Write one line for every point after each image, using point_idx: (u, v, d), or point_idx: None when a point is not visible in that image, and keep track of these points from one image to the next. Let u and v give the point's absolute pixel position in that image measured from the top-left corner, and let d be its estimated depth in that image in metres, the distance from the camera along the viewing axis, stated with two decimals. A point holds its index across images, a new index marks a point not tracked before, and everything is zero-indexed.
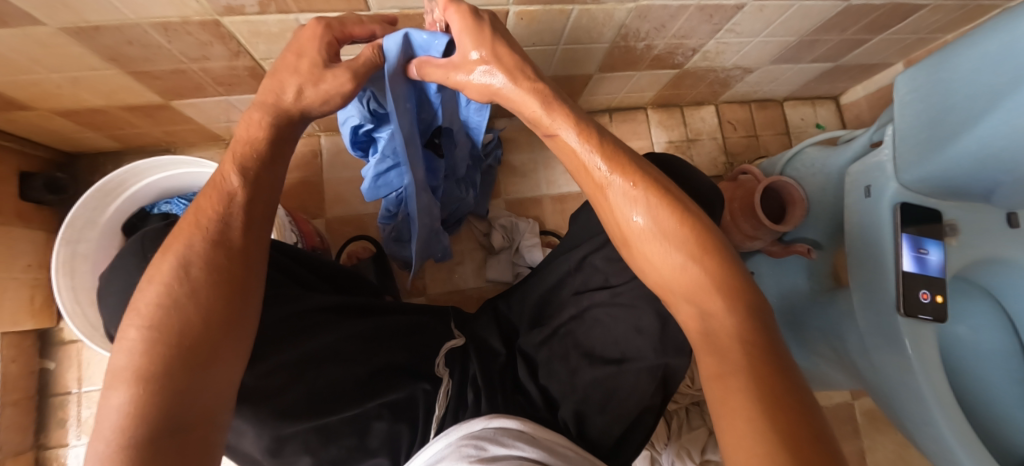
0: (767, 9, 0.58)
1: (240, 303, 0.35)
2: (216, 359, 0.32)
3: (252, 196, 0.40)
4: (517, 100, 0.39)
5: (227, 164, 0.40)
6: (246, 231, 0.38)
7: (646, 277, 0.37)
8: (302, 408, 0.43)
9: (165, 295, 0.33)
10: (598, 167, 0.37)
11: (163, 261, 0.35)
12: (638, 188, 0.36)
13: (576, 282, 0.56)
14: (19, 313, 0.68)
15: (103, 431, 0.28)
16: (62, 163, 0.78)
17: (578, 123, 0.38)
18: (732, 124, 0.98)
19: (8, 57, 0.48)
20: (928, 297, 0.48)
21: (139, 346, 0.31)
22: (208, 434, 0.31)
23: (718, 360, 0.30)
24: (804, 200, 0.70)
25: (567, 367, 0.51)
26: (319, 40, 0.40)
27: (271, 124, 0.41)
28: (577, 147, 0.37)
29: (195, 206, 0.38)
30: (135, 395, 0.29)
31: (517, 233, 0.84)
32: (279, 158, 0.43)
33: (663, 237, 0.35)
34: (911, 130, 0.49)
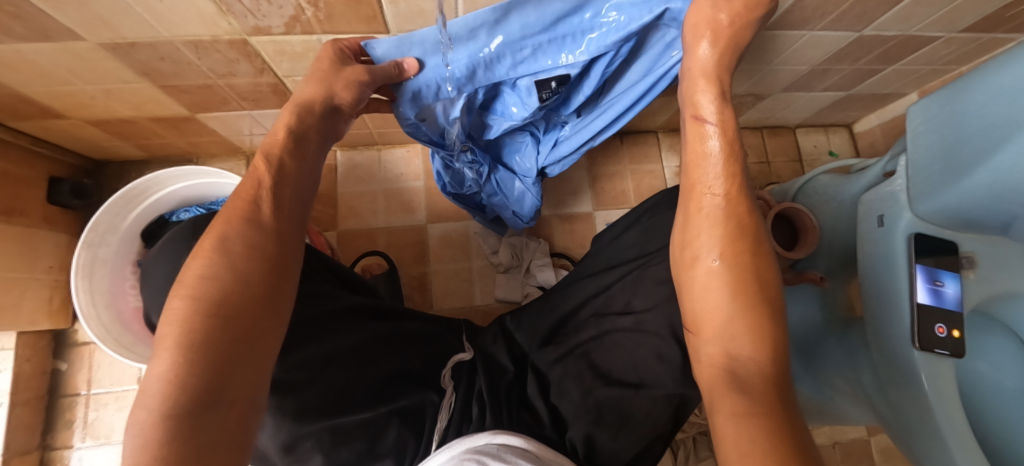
0: (778, 39, 0.59)
1: (276, 281, 0.35)
2: (260, 330, 0.33)
3: (280, 181, 0.40)
4: (693, 84, 0.44)
5: (257, 153, 0.41)
6: (279, 211, 0.39)
7: (687, 315, 0.38)
8: (319, 407, 0.43)
9: (208, 267, 0.33)
10: (713, 180, 0.39)
11: (207, 237, 0.35)
12: (743, 216, 0.38)
13: (597, 303, 0.59)
14: (37, 314, 0.70)
15: (145, 398, 0.27)
16: (89, 169, 0.81)
17: (726, 126, 0.41)
18: (743, 149, 0.98)
19: (47, 69, 0.50)
20: (944, 332, 0.47)
21: (182, 316, 0.30)
22: (248, 410, 0.30)
23: (743, 401, 0.29)
24: (816, 228, 0.70)
25: (581, 387, 0.51)
26: (331, 49, 0.45)
27: (297, 113, 0.44)
28: (715, 142, 0.40)
29: (233, 194, 0.39)
30: (176, 364, 0.28)
31: (527, 252, 0.85)
32: (305, 146, 0.44)
33: (735, 287, 0.35)
34: (926, 160, 0.49)
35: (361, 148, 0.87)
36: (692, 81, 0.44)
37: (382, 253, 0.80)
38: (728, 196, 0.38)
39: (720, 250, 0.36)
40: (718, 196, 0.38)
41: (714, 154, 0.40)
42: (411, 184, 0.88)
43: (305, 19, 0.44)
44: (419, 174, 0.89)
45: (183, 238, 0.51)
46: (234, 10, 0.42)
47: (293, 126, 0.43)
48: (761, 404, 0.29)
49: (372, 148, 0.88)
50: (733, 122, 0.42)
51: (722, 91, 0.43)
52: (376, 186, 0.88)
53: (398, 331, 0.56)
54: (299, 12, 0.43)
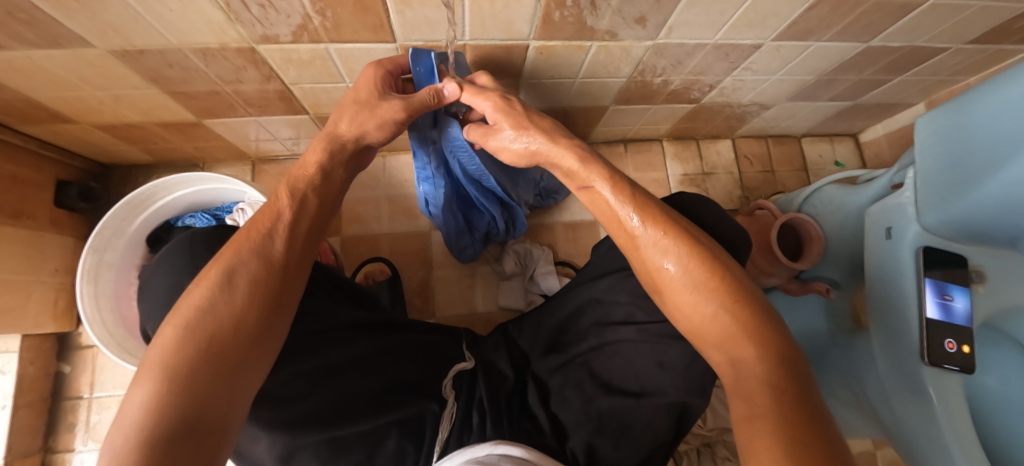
0: (784, 49, 0.59)
1: (271, 315, 0.36)
2: (247, 363, 0.33)
3: (298, 215, 0.43)
4: (554, 155, 0.46)
5: (282, 188, 0.44)
6: (290, 245, 0.40)
7: (677, 322, 0.38)
8: (319, 419, 0.43)
9: (207, 297, 0.34)
10: (632, 220, 0.39)
11: (212, 266, 0.36)
12: (669, 237, 0.37)
13: (597, 312, 0.54)
14: (43, 316, 0.70)
15: (122, 425, 0.28)
16: (96, 173, 0.82)
17: (611, 176, 0.42)
18: (748, 158, 0.98)
19: (58, 75, 0.51)
20: (954, 347, 0.46)
21: (173, 345, 0.31)
22: (222, 441, 0.30)
23: (746, 403, 0.30)
24: (822, 239, 0.69)
25: (582, 396, 0.51)
26: (376, 75, 0.48)
27: (326, 149, 0.48)
28: (611, 199, 0.41)
29: (249, 222, 0.41)
30: (158, 393, 0.29)
31: (531, 261, 0.84)
32: (328, 181, 0.48)
33: (694, 287, 0.36)
34: (933, 173, 0.48)
35: None
36: (560, 155, 0.45)
37: (384, 260, 0.80)
38: (654, 224, 0.38)
39: (672, 254, 0.37)
40: (643, 227, 0.38)
41: (618, 203, 0.40)
42: (414, 190, 0.89)
43: (312, 28, 0.45)
44: None
45: (185, 248, 0.50)
46: (243, 19, 0.42)
47: (321, 162, 0.47)
48: (766, 402, 0.29)
49: (376, 154, 0.89)
50: (610, 167, 0.43)
51: (586, 153, 0.45)
52: (379, 192, 0.88)
53: (400, 342, 0.56)
54: (307, 21, 0.43)
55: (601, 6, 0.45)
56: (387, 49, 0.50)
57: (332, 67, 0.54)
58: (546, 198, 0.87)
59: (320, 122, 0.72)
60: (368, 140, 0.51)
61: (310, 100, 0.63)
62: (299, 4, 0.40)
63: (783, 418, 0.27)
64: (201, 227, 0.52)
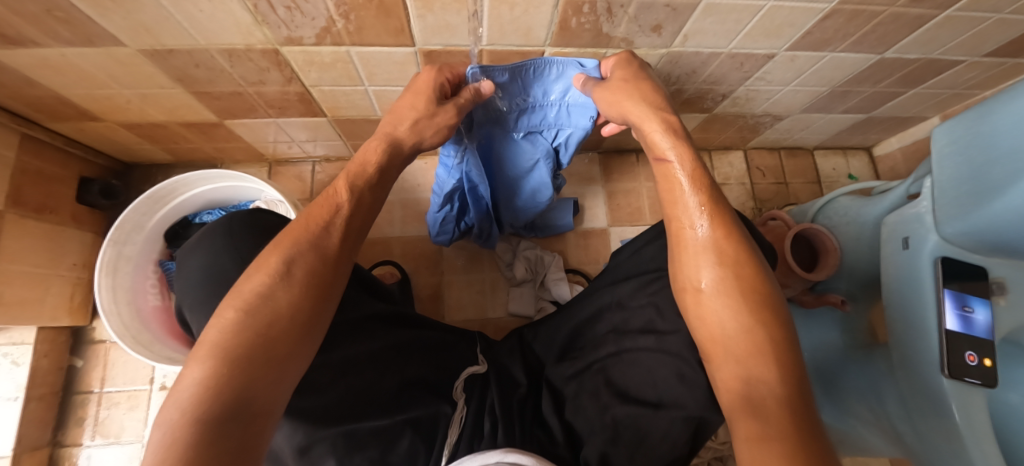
0: (799, 59, 0.60)
1: (320, 298, 0.36)
2: (295, 352, 0.34)
3: (354, 212, 0.43)
4: (642, 122, 0.46)
5: (340, 181, 0.44)
6: (344, 242, 0.40)
7: (696, 331, 0.39)
8: (333, 414, 0.42)
9: (267, 284, 0.35)
10: (696, 209, 0.41)
11: (272, 254, 0.37)
12: (728, 242, 0.39)
13: (616, 319, 0.54)
14: (59, 309, 0.71)
15: (179, 399, 0.29)
16: (118, 171, 0.83)
17: (691, 162, 0.43)
18: (761, 170, 0.98)
19: (88, 73, 0.52)
20: (975, 360, 0.46)
21: (231, 327, 0.32)
22: (267, 424, 0.31)
23: (759, 423, 0.30)
24: (837, 249, 0.68)
25: (598, 405, 0.50)
26: (431, 82, 0.48)
27: (384, 150, 0.48)
28: (681, 180, 0.42)
29: (306, 212, 0.41)
30: (215, 373, 0.30)
31: (541, 267, 0.85)
32: (382, 183, 0.47)
33: (725, 295, 0.37)
34: (951, 183, 0.48)
35: None
36: (645, 119, 0.46)
37: (394, 263, 0.80)
38: (717, 227, 0.40)
39: (716, 261, 0.38)
40: (705, 230, 0.40)
41: (688, 187, 0.41)
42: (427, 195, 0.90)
43: (336, 30, 0.46)
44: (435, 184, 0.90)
45: (206, 236, 0.52)
46: (269, 21, 0.44)
47: (380, 162, 0.47)
48: (778, 424, 0.30)
49: None
50: (694, 153, 0.43)
51: (679, 132, 0.45)
52: (393, 195, 0.89)
53: (419, 339, 0.56)
54: (331, 23, 0.45)
55: (618, 13, 0.46)
56: (407, 53, 0.51)
57: (353, 70, 0.55)
58: (532, 230, 0.88)
59: (337, 125, 0.73)
60: (423, 146, 0.50)
61: (330, 103, 0.65)
62: (324, 7, 0.42)
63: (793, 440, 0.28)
64: (236, 210, 0.52)
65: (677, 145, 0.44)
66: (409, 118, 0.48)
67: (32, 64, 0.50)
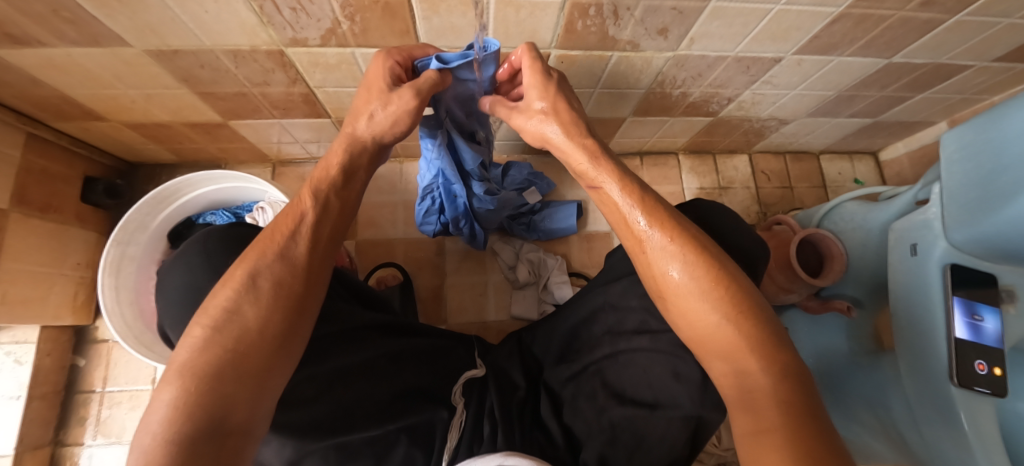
0: (805, 63, 0.59)
1: (291, 309, 0.36)
2: (269, 366, 0.34)
3: (320, 218, 0.42)
4: (566, 151, 0.44)
5: (304, 190, 0.43)
6: (311, 249, 0.40)
7: (680, 330, 0.38)
8: (323, 423, 0.42)
9: (233, 301, 0.35)
10: (639, 222, 0.40)
11: (237, 268, 0.37)
12: (676, 244, 0.38)
13: (610, 320, 0.53)
14: (62, 308, 0.71)
15: (151, 423, 0.29)
16: (123, 171, 0.84)
17: (622, 179, 0.41)
18: (765, 174, 0.97)
19: (94, 73, 0.53)
20: (984, 369, 0.45)
21: (200, 344, 0.33)
22: (245, 441, 0.31)
23: (752, 418, 0.31)
24: (843, 255, 0.68)
25: (595, 407, 0.50)
26: (386, 67, 0.43)
27: (349, 151, 0.45)
28: (618, 200, 0.41)
29: (272, 223, 0.40)
30: (185, 392, 0.30)
31: (544, 269, 0.85)
32: (350, 184, 0.45)
33: (700, 293, 0.36)
34: (961, 190, 0.47)
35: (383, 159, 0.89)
36: (568, 151, 0.44)
37: (396, 265, 0.80)
38: (666, 230, 0.39)
39: (683, 261, 0.37)
40: (655, 234, 0.39)
41: (627, 205, 0.40)
42: None
43: (341, 32, 0.46)
44: None
45: (202, 245, 0.49)
46: (275, 22, 0.44)
47: (343, 164, 0.45)
48: (777, 418, 0.30)
49: (394, 160, 0.90)
50: (621, 169, 0.43)
51: (597, 154, 0.43)
52: (397, 196, 0.89)
53: (414, 346, 0.55)
54: (336, 25, 0.45)
55: (624, 16, 0.46)
56: None
57: (358, 71, 0.55)
58: (531, 231, 0.88)
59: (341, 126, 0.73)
60: (386, 141, 0.47)
61: (334, 105, 0.65)
62: (330, 8, 0.42)
63: (792, 434, 0.28)
64: (209, 228, 0.50)
65: (601, 167, 0.43)
66: (366, 112, 0.44)
67: (39, 64, 0.50)
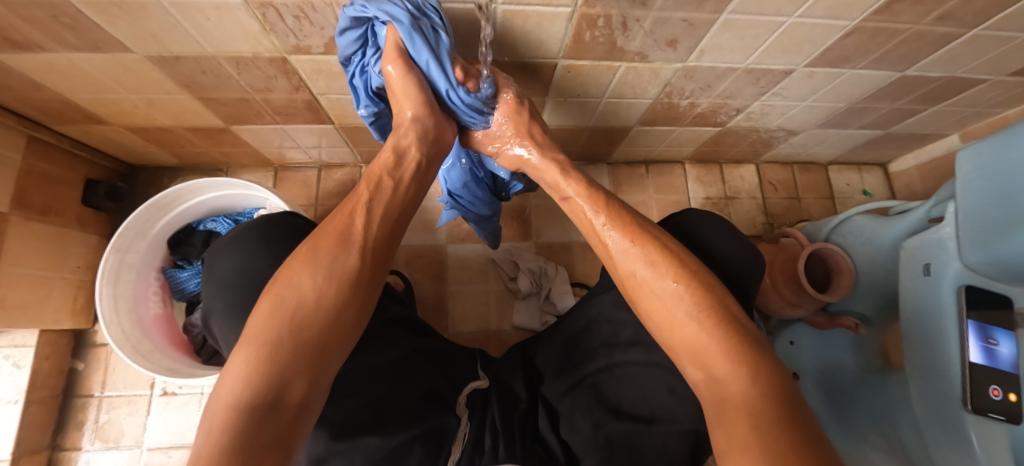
0: (817, 76, 0.58)
1: (353, 284, 0.36)
2: (326, 342, 0.34)
3: (376, 198, 0.42)
4: (540, 169, 0.49)
5: (371, 174, 0.43)
6: (370, 228, 0.40)
7: (658, 336, 0.38)
8: (352, 422, 0.41)
9: (297, 275, 0.35)
10: (604, 229, 0.42)
11: (304, 245, 0.37)
12: (636, 245, 0.40)
13: (605, 332, 0.53)
14: (61, 312, 0.70)
15: (225, 386, 0.30)
16: (125, 173, 0.83)
17: (587, 190, 0.46)
18: (772, 184, 0.96)
19: (96, 78, 0.52)
20: (998, 395, 0.44)
21: (267, 314, 0.33)
22: (301, 419, 0.31)
23: (726, 433, 0.29)
24: (852, 271, 0.66)
25: (590, 420, 0.48)
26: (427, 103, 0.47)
27: (422, 144, 0.47)
28: (584, 208, 0.44)
29: (340, 206, 0.41)
30: (253, 359, 0.31)
31: (546, 280, 0.84)
32: (423, 178, 0.48)
33: (663, 295, 0.37)
34: (977, 211, 0.45)
35: None
36: (541, 167, 0.49)
37: (397, 272, 0.80)
38: (626, 234, 0.41)
39: (646, 263, 0.39)
40: (616, 239, 0.41)
41: (592, 212, 0.44)
42: (433, 203, 0.89)
43: None
44: (442, 193, 0.90)
45: (257, 232, 0.48)
46: (278, 30, 0.43)
47: (400, 146, 0.45)
48: None
49: None
50: (591, 182, 0.47)
51: (566, 168, 0.49)
52: None
53: (433, 349, 0.56)
54: None
55: (633, 27, 0.45)
56: None
57: None
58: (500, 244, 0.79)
59: (344, 132, 0.72)
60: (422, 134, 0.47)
61: (337, 112, 0.64)
62: (334, 17, 0.41)
63: None
64: (271, 213, 0.50)
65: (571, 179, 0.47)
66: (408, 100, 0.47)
67: (40, 69, 0.49)
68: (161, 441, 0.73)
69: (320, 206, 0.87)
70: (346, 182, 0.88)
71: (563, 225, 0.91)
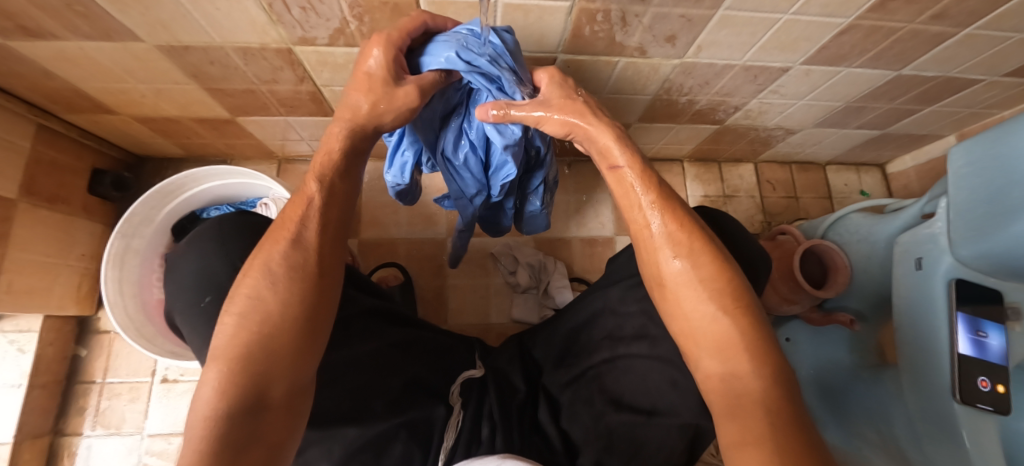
0: (813, 74, 0.59)
1: (314, 288, 0.37)
2: (297, 346, 0.35)
3: (329, 201, 0.41)
4: (594, 132, 0.43)
5: (310, 173, 0.42)
6: (321, 230, 0.40)
7: (671, 323, 0.38)
8: (333, 414, 0.43)
9: (256, 287, 0.36)
10: (647, 212, 0.40)
11: (256, 258, 0.37)
12: (681, 233, 0.38)
13: (610, 324, 0.53)
14: (66, 298, 0.71)
15: (199, 399, 0.31)
16: (130, 164, 0.84)
17: (639, 165, 0.42)
18: (771, 183, 0.96)
19: (105, 66, 0.53)
20: (987, 386, 0.45)
21: (234, 329, 0.34)
22: (285, 416, 0.33)
23: (741, 424, 0.30)
24: (847, 267, 0.67)
25: (592, 412, 0.49)
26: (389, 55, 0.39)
27: (349, 135, 0.43)
28: (633, 184, 0.41)
29: (283, 212, 0.41)
30: (224, 371, 0.32)
31: (545, 274, 0.85)
32: (351, 173, 0.44)
33: (697, 284, 0.36)
34: (968, 205, 0.46)
35: None
36: (593, 127, 0.43)
37: (397, 265, 0.81)
38: (671, 220, 0.39)
39: (675, 252, 0.38)
40: (659, 226, 0.39)
41: (636, 190, 0.41)
42: (434, 197, 0.90)
43: (350, 32, 0.46)
44: (443, 187, 0.90)
45: (211, 232, 0.49)
46: (285, 21, 0.44)
47: (343, 147, 0.43)
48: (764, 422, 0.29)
49: None
50: (643, 155, 0.42)
51: (624, 135, 0.43)
52: None
53: (418, 341, 0.56)
54: (344, 25, 0.45)
55: (631, 22, 0.46)
56: None
57: None
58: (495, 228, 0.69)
59: None
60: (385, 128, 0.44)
61: (341, 104, 0.65)
62: (339, 8, 0.42)
63: (782, 439, 0.28)
64: (225, 213, 0.50)
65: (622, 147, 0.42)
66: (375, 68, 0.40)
67: (51, 57, 0.50)
68: (162, 427, 0.74)
69: None
70: None
71: (563, 220, 0.92)
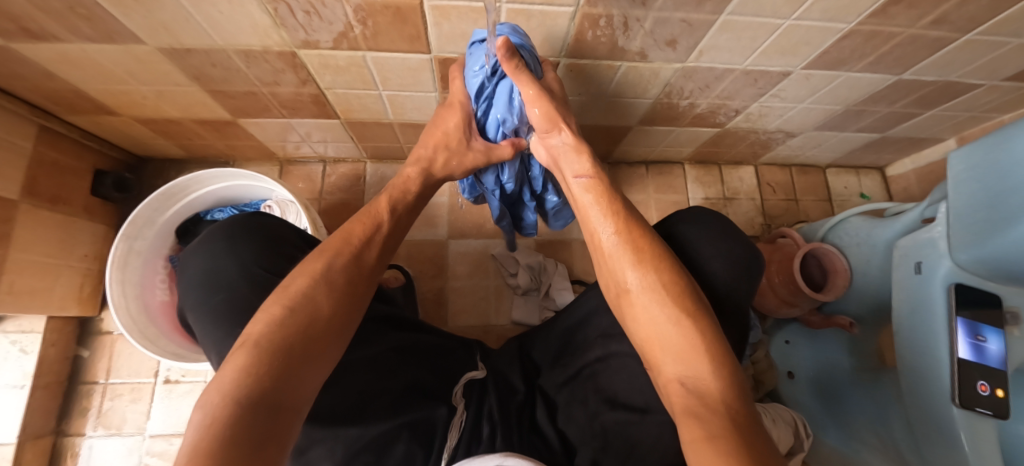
0: (814, 78, 0.59)
1: (356, 302, 0.40)
2: (322, 350, 0.35)
3: (389, 231, 0.47)
4: (562, 154, 0.49)
5: (380, 203, 0.48)
6: (377, 254, 0.45)
7: (634, 333, 0.40)
8: (334, 413, 0.42)
9: (312, 288, 0.38)
10: (601, 226, 0.45)
11: (315, 261, 0.40)
12: (631, 242, 0.42)
13: (603, 324, 0.53)
14: (68, 299, 0.71)
15: (220, 385, 0.30)
16: (131, 165, 0.84)
17: (597, 184, 0.47)
18: (771, 186, 0.97)
19: (107, 68, 0.53)
20: (986, 390, 0.45)
21: (276, 321, 0.35)
22: (296, 419, 0.31)
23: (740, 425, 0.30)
24: (847, 270, 0.68)
25: (587, 411, 0.50)
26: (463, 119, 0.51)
27: (420, 180, 0.52)
28: (588, 202, 0.46)
29: (347, 226, 0.45)
30: (256, 359, 0.32)
31: (545, 276, 0.85)
32: (416, 207, 0.52)
33: (652, 290, 0.39)
34: (967, 210, 0.46)
35: (389, 161, 0.89)
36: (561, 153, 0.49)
37: (398, 267, 0.81)
38: (620, 230, 0.43)
39: (633, 261, 0.41)
40: (612, 236, 0.43)
41: (592, 205, 0.46)
42: (435, 199, 0.90)
43: (353, 36, 0.46)
44: (444, 189, 0.91)
45: (219, 234, 0.49)
46: (288, 24, 0.44)
47: (413, 189, 0.52)
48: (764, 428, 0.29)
49: (400, 162, 0.90)
50: (607, 180, 0.48)
51: (593, 157, 0.48)
52: None
53: (418, 343, 0.57)
54: (347, 29, 0.45)
55: (633, 27, 0.46)
56: (421, 59, 0.52)
57: (367, 74, 0.55)
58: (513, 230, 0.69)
59: (349, 127, 0.73)
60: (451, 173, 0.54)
61: (342, 106, 0.65)
62: (342, 12, 0.42)
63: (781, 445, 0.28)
64: (232, 217, 0.50)
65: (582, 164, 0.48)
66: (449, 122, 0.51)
67: (53, 59, 0.50)
68: (164, 428, 0.74)
69: (324, 200, 0.89)
70: (349, 177, 0.90)
71: None
